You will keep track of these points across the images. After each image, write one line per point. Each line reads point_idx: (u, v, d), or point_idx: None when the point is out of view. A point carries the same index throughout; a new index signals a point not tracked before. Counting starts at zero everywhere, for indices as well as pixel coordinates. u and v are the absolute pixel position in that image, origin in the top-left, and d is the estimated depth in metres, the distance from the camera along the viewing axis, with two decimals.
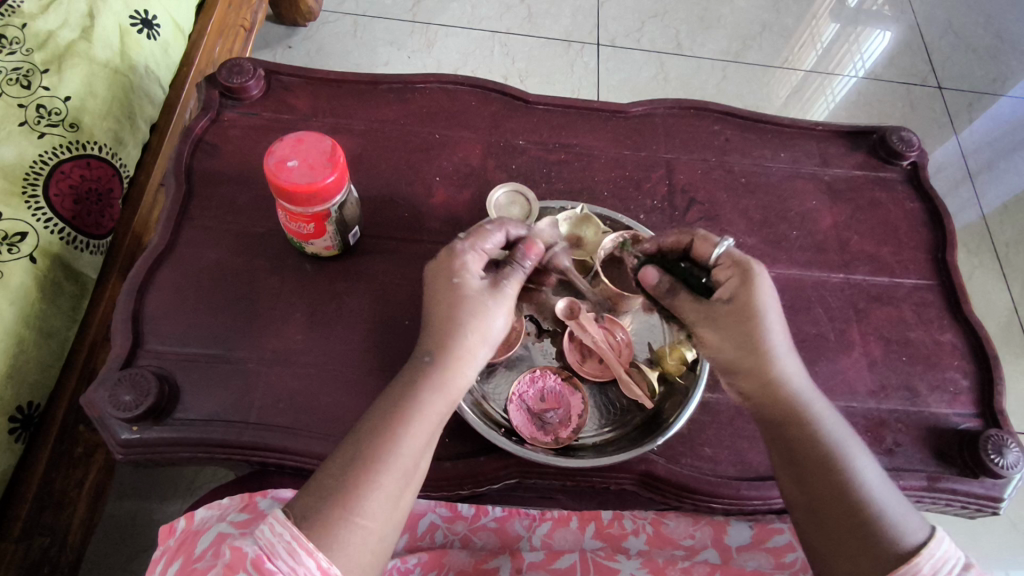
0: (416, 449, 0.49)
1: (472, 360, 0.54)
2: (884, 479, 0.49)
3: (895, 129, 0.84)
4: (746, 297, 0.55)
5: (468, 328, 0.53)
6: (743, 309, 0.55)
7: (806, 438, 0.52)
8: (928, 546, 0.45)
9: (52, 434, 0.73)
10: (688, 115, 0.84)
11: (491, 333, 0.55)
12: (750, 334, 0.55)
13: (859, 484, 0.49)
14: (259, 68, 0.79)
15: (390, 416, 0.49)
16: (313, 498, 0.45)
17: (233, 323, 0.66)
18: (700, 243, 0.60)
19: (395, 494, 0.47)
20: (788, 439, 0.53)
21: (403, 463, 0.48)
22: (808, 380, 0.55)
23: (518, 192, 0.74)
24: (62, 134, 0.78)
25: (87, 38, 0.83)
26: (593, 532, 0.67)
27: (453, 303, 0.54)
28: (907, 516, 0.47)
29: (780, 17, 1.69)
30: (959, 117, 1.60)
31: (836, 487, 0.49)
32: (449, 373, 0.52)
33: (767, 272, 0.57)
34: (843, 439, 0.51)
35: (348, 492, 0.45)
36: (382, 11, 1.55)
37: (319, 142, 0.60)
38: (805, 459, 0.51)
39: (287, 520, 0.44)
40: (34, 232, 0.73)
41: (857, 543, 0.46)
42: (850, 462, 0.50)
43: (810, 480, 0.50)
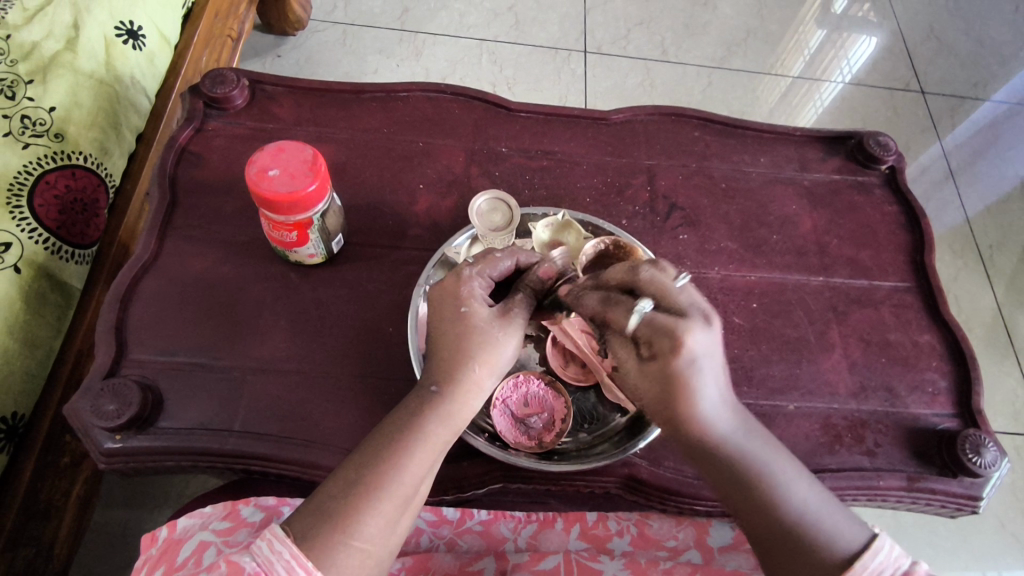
0: (418, 477, 0.49)
1: (478, 391, 0.54)
2: (814, 493, 0.49)
3: (873, 134, 0.86)
4: (666, 371, 0.47)
5: (477, 359, 0.53)
6: (665, 381, 0.48)
7: (727, 475, 0.50)
8: (863, 556, 0.45)
9: (38, 444, 0.73)
10: (669, 122, 0.85)
11: (500, 364, 0.55)
12: (671, 403, 0.48)
13: (793, 512, 0.48)
14: (243, 78, 0.79)
15: (395, 441, 0.49)
16: (312, 519, 0.45)
17: (217, 331, 0.66)
18: (623, 303, 0.50)
19: (394, 518, 0.47)
20: (710, 475, 0.51)
21: (405, 490, 0.48)
22: (741, 429, 0.50)
23: (501, 200, 0.70)
24: (47, 145, 0.78)
25: (72, 49, 0.84)
26: (577, 533, 0.67)
27: (462, 331, 0.54)
28: (846, 522, 0.48)
29: (765, 24, 1.71)
30: (942, 121, 1.62)
31: (770, 520, 0.48)
32: (455, 402, 0.52)
33: (700, 340, 0.46)
34: (770, 463, 0.50)
35: (347, 515, 0.46)
36: (370, 20, 1.56)
37: (301, 151, 0.60)
38: (736, 495, 0.50)
39: (286, 537, 0.44)
40: (19, 243, 0.73)
41: (797, 570, 0.46)
42: (778, 486, 0.49)
43: (746, 515, 0.49)
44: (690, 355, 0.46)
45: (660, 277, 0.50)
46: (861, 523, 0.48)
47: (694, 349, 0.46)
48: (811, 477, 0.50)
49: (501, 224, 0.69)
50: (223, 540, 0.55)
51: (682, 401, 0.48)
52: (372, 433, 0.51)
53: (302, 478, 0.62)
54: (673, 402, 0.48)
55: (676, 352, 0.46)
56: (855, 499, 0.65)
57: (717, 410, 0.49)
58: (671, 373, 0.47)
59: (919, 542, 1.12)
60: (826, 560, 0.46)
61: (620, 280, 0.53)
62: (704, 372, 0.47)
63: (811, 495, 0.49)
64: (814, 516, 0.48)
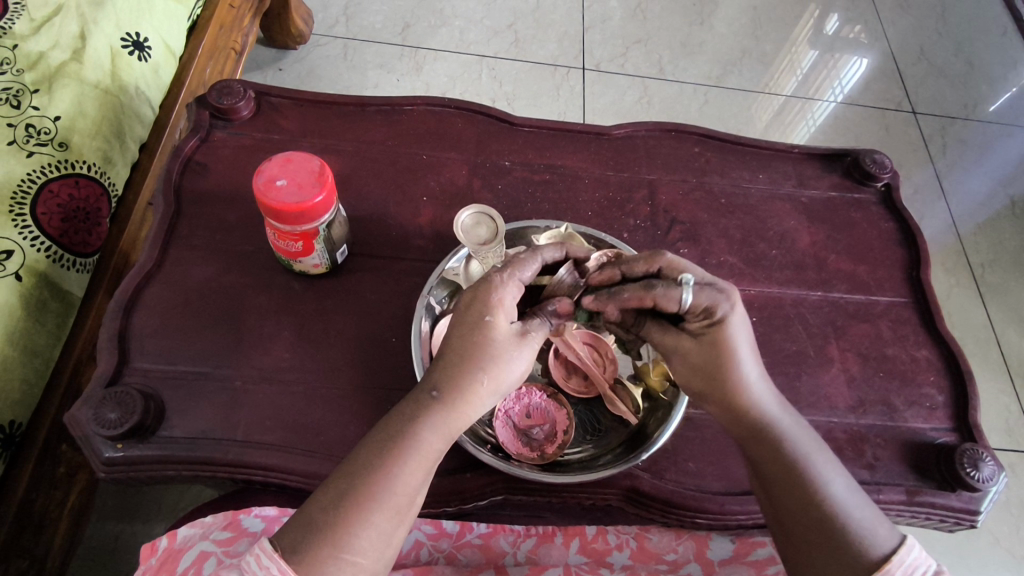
0: (412, 488, 0.49)
1: (479, 403, 0.53)
2: (849, 485, 0.52)
3: (868, 152, 0.87)
4: (719, 338, 0.54)
5: (475, 367, 0.52)
6: (716, 346, 0.54)
7: (774, 453, 0.54)
8: (898, 553, 0.46)
9: (34, 454, 0.72)
10: (669, 137, 0.87)
11: (505, 377, 0.54)
12: (722, 368, 0.54)
13: (829, 496, 0.50)
14: (249, 90, 0.80)
15: (390, 450, 0.49)
16: (303, 531, 0.46)
17: (219, 340, 0.66)
18: (664, 282, 0.56)
19: (387, 530, 0.48)
20: (756, 451, 0.55)
21: (397, 502, 0.48)
22: (778, 399, 0.56)
23: (485, 213, 0.69)
24: (51, 153, 0.78)
25: (78, 60, 0.84)
26: (576, 547, 0.67)
27: (468, 341, 0.53)
28: (877, 526, 0.49)
29: (760, 44, 1.74)
30: (933, 141, 1.65)
31: (806, 500, 0.51)
32: (453, 413, 0.52)
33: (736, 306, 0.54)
34: (809, 451, 0.53)
35: (338, 528, 0.46)
36: (372, 35, 1.58)
37: (308, 162, 0.61)
38: (776, 473, 0.53)
39: (274, 552, 0.45)
40: (20, 250, 0.73)
41: (827, 553, 0.48)
42: (816, 472, 0.52)
43: (782, 495, 0.52)
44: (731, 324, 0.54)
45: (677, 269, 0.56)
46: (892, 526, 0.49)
47: (734, 314, 0.54)
48: (846, 475, 0.53)
49: (487, 237, 0.68)
50: (224, 552, 0.54)
51: (731, 366, 0.54)
52: (367, 439, 0.51)
53: (302, 489, 0.62)
54: (723, 368, 0.54)
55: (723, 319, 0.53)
56: None
57: (760, 381, 0.55)
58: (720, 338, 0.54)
59: None
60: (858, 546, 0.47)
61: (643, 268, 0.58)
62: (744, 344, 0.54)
63: (847, 487, 0.52)
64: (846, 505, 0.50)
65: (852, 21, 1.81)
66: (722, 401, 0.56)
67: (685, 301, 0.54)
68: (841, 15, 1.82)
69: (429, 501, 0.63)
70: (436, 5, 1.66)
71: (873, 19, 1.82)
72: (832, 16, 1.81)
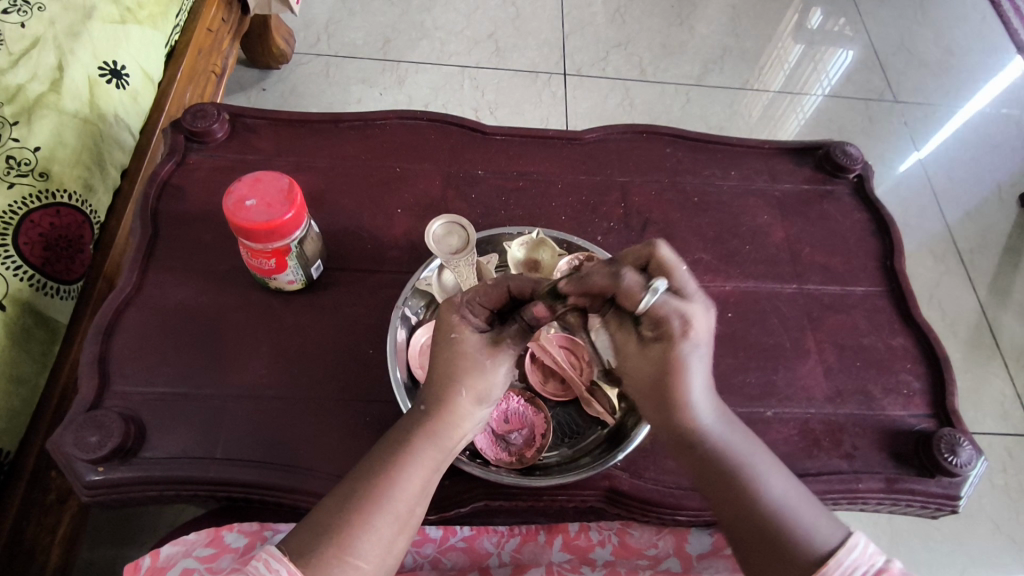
0: (412, 496, 0.51)
1: (470, 415, 0.54)
2: (789, 484, 0.53)
3: (839, 144, 0.88)
4: (666, 356, 0.50)
5: (461, 385, 0.54)
6: (662, 363, 0.51)
7: (710, 459, 0.54)
8: (838, 553, 0.47)
9: (23, 482, 0.73)
10: (640, 139, 0.88)
11: (492, 391, 0.55)
12: (666, 386, 0.52)
13: (772, 501, 0.51)
14: (223, 112, 0.81)
15: (387, 462, 0.51)
16: (310, 536, 0.48)
17: (198, 361, 0.67)
18: (626, 299, 0.50)
19: (390, 537, 0.49)
20: (692, 463, 0.55)
21: (400, 506, 0.50)
22: (724, 416, 0.55)
23: (456, 222, 0.70)
24: (31, 184, 0.80)
25: (57, 91, 0.85)
26: (559, 545, 0.68)
27: (452, 359, 0.54)
28: (822, 523, 0.50)
29: (740, 41, 1.75)
30: (916, 129, 1.66)
31: (751, 507, 0.51)
32: (448, 426, 0.53)
33: (700, 330, 0.49)
34: (749, 452, 0.54)
35: (341, 532, 0.47)
36: (354, 51, 1.60)
37: (277, 181, 0.62)
38: (720, 486, 0.53)
39: (282, 556, 0.46)
40: (3, 280, 0.74)
41: (769, 550, 0.49)
42: (758, 476, 0.53)
43: (724, 506, 0.53)
44: (691, 345, 0.50)
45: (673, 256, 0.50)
46: (837, 524, 0.50)
47: (694, 337, 0.50)
48: (786, 472, 0.55)
49: (460, 246, 0.68)
50: (206, 568, 0.56)
51: (676, 385, 0.52)
52: (369, 454, 0.53)
53: (285, 503, 0.62)
54: (668, 386, 0.52)
55: (684, 335, 0.49)
56: (835, 503, 0.66)
57: (701, 400, 0.53)
58: (672, 358, 0.50)
59: (915, 546, 1.13)
60: (798, 550, 0.48)
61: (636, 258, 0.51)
62: (698, 359, 0.51)
63: (792, 489, 0.53)
64: (790, 502, 0.51)
65: (834, 15, 1.83)
66: (663, 411, 0.55)
67: (645, 305, 0.49)
68: (822, 9, 1.83)
69: None
70: (416, 18, 1.67)
71: (853, 12, 1.84)
72: (813, 10, 1.83)
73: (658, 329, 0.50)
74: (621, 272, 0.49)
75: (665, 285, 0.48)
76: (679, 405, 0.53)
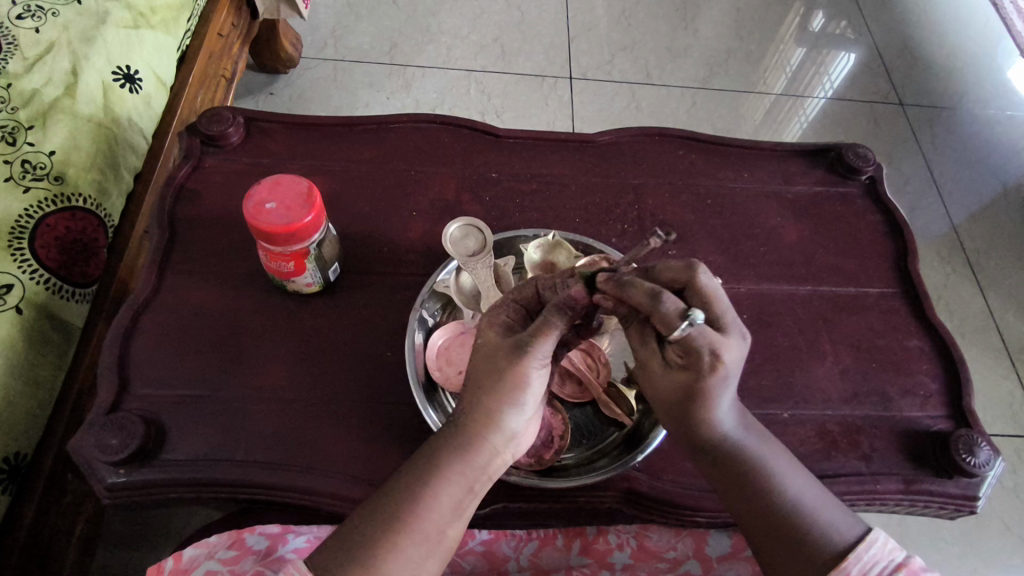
0: (440, 516, 0.50)
1: (501, 429, 0.52)
2: (811, 483, 0.53)
3: (851, 146, 0.88)
4: (694, 384, 0.50)
5: (492, 396, 0.51)
6: (688, 389, 0.50)
7: (734, 463, 0.53)
8: (857, 549, 0.48)
9: (39, 484, 0.73)
10: (653, 141, 0.88)
11: (527, 400, 0.52)
12: (690, 409, 0.52)
13: (793, 500, 0.52)
14: (238, 116, 0.82)
15: (417, 480, 0.50)
16: (340, 550, 0.47)
17: (217, 363, 0.67)
18: (660, 323, 0.48)
19: (416, 557, 0.48)
20: (710, 469, 0.54)
21: (426, 527, 0.49)
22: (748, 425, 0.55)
23: (473, 225, 0.70)
24: (47, 188, 0.80)
25: (71, 95, 0.86)
26: (578, 549, 0.68)
27: (483, 371, 0.51)
28: (841, 521, 0.51)
29: (744, 44, 1.76)
30: (921, 131, 1.66)
31: (769, 507, 0.52)
32: (477, 443, 0.51)
33: (730, 359, 0.48)
34: (769, 454, 0.54)
35: (370, 550, 0.47)
36: (361, 55, 1.60)
37: (296, 184, 0.62)
38: (736, 482, 0.53)
39: (309, 570, 0.46)
40: (20, 284, 0.74)
41: (788, 543, 0.50)
42: (779, 476, 0.53)
43: (745, 509, 0.52)
44: (722, 372, 0.49)
45: (710, 282, 0.50)
46: (858, 524, 0.51)
47: (724, 368, 0.49)
48: (802, 470, 0.55)
49: (476, 247, 0.69)
50: (230, 570, 0.56)
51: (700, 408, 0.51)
52: (401, 470, 0.52)
53: (303, 505, 0.62)
54: (693, 407, 0.51)
55: (714, 370, 0.48)
56: (853, 504, 0.65)
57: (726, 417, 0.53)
58: (700, 386, 0.50)
59: (925, 548, 1.12)
60: (817, 547, 0.49)
61: (674, 279, 0.51)
62: (728, 388, 0.50)
63: (807, 486, 0.53)
64: (810, 501, 0.52)
65: (836, 18, 1.83)
66: (687, 426, 0.54)
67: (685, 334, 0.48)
68: (826, 12, 1.84)
69: None
70: (423, 23, 1.68)
71: (857, 16, 1.84)
72: (816, 13, 1.83)
73: (688, 358, 0.49)
74: (663, 295, 0.48)
75: (698, 318, 0.47)
76: (703, 425, 0.52)
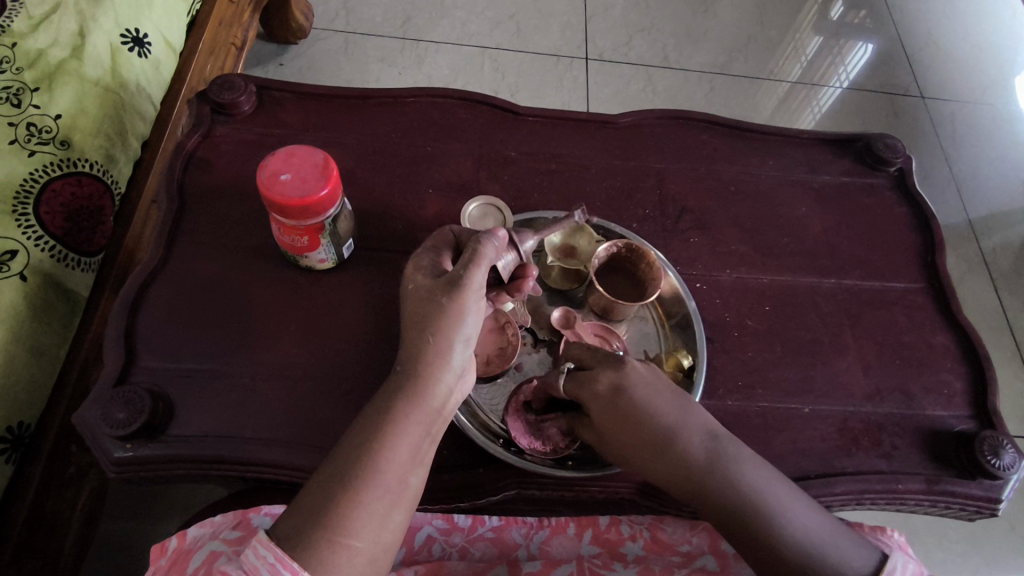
0: (400, 466, 0.46)
1: (449, 365, 0.51)
2: (812, 512, 0.50)
3: (880, 137, 0.86)
4: (611, 401, 0.56)
5: (433, 331, 0.50)
6: (620, 412, 0.56)
7: (727, 502, 0.51)
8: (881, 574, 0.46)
9: (43, 455, 0.72)
10: (676, 125, 0.86)
11: (467, 335, 0.52)
12: (638, 438, 0.55)
13: (798, 535, 0.48)
14: (251, 84, 0.79)
15: (371, 431, 0.47)
16: (299, 520, 0.43)
17: (226, 338, 0.65)
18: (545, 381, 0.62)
19: (381, 511, 0.45)
20: (710, 512, 0.52)
21: (389, 478, 0.45)
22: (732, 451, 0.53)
23: (492, 205, 0.73)
24: (53, 152, 0.78)
25: (78, 57, 0.83)
26: (590, 538, 0.67)
27: (422, 310, 0.51)
28: (852, 550, 0.47)
29: (765, 29, 1.72)
30: (942, 125, 1.63)
31: (774, 546, 0.48)
32: (426, 384, 0.49)
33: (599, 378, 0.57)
34: (762, 485, 0.51)
35: (330, 511, 0.43)
36: (373, 28, 1.57)
37: (312, 155, 0.59)
38: (734, 521, 0.50)
39: (270, 541, 0.42)
40: (24, 251, 0.72)
41: None
42: (779, 510, 0.50)
43: (750, 549, 0.49)
44: (611, 386, 0.56)
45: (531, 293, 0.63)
46: (869, 548, 0.48)
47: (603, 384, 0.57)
48: (802, 497, 0.51)
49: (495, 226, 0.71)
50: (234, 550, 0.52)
51: (643, 430, 0.55)
52: (349, 430, 0.48)
53: None
54: (638, 433, 0.55)
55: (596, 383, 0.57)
56: (873, 503, 0.64)
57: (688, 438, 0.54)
58: (614, 401, 0.56)
59: (929, 546, 1.12)
60: None
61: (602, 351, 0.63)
62: (647, 399, 0.56)
63: (809, 516, 0.50)
64: (814, 534, 0.48)
65: (856, 6, 1.79)
66: (659, 468, 0.54)
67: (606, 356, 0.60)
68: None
69: (442, 497, 0.62)
70: None
71: (880, 4, 1.80)
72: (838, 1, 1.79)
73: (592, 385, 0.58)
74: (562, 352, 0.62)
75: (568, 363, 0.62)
76: (661, 460, 0.54)
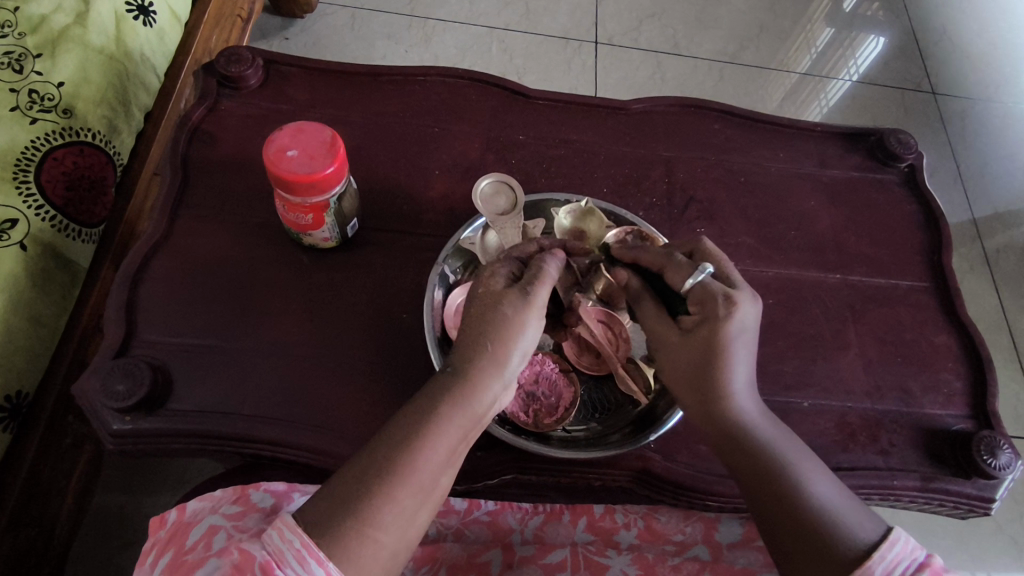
0: (436, 466, 0.46)
1: (501, 376, 0.50)
2: (838, 487, 0.49)
3: (892, 132, 0.85)
4: (712, 332, 0.52)
5: (494, 339, 0.50)
6: (705, 347, 0.53)
7: (757, 459, 0.51)
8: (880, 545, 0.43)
9: (41, 425, 0.72)
10: (687, 113, 0.85)
11: (524, 348, 0.52)
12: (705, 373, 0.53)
13: (816, 501, 0.47)
14: (257, 57, 0.78)
15: (414, 428, 0.46)
16: (329, 503, 0.42)
17: (228, 314, 0.65)
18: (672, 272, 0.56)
19: (410, 509, 0.44)
20: (736, 462, 0.52)
21: (425, 477, 0.45)
22: (763, 413, 0.54)
23: (505, 182, 0.68)
24: (55, 120, 0.76)
25: (82, 24, 0.81)
26: (584, 525, 0.67)
27: (489, 320, 0.51)
28: (862, 518, 0.46)
29: (777, 19, 1.70)
30: (952, 122, 1.61)
31: (795, 508, 0.47)
32: (475, 389, 0.49)
33: (745, 306, 0.53)
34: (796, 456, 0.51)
35: (360, 498, 0.43)
36: (380, 4, 1.54)
37: (320, 132, 0.59)
38: (754, 475, 0.51)
39: (297, 525, 0.41)
40: (25, 219, 0.72)
41: (810, 546, 0.45)
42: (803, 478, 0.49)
43: (769, 507, 0.49)
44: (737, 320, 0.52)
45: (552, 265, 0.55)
46: (875, 519, 0.46)
47: (734, 320, 0.52)
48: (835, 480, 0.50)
49: (507, 207, 0.66)
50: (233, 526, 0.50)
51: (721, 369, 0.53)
52: (389, 421, 0.47)
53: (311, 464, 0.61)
54: (713, 370, 0.53)
55: (728, 317, 0.52)
56: (868, 498, 0.65)
57: (743, 390, 0.54)
58: (717, 335, 0.52)
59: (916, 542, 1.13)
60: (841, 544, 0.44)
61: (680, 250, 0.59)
62: (741, 344, 0.53)
63: (832, 487, 0.49)
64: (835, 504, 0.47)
65: None
66: (704, 403, 0.54)
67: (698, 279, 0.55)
68: None
69: None
70: None
71: None
72: None
73: (702, 309, 0.53)
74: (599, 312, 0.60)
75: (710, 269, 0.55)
76: (720, 398, 0.53)
